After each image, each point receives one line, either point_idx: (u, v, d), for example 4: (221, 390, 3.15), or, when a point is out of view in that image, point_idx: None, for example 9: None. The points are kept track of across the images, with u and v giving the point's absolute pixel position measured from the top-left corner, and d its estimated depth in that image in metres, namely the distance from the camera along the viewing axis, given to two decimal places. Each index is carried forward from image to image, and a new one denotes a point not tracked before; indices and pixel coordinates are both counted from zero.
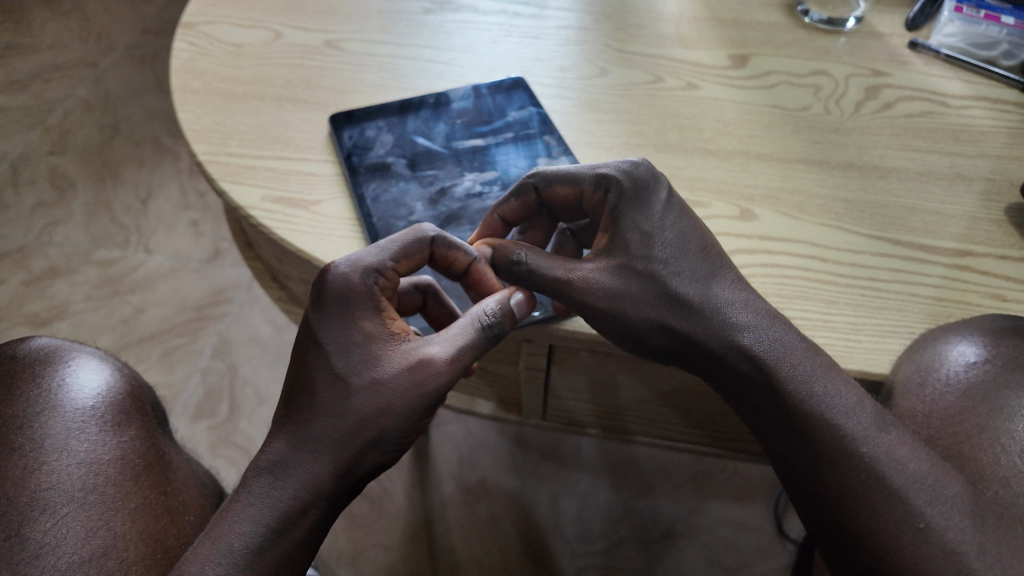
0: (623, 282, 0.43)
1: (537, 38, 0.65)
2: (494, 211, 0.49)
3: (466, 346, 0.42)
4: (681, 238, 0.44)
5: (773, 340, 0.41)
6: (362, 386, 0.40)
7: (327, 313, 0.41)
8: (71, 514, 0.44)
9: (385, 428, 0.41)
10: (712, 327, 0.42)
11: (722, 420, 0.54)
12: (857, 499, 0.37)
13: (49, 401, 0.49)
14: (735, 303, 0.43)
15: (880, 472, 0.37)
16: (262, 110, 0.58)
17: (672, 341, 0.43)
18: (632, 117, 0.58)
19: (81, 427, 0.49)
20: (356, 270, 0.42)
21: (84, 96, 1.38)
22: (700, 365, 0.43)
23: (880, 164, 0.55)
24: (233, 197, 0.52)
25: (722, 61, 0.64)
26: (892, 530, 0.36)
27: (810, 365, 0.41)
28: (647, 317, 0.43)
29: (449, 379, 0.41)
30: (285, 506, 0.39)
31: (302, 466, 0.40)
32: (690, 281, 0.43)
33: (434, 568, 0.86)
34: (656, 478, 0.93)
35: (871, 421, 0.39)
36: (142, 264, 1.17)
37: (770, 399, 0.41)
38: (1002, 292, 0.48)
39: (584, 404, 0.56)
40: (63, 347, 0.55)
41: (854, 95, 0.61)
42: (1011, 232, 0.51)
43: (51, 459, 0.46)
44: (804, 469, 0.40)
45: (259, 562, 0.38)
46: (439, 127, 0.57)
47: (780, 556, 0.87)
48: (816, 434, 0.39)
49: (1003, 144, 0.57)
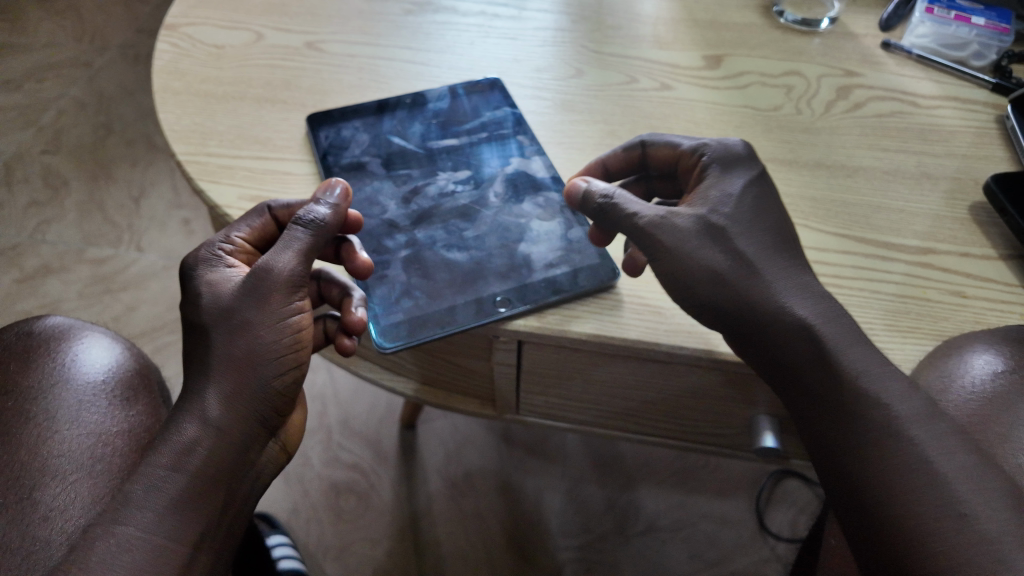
0: (693, 232, 0.43)
1: (515, 39, 0.66)
2: (600, 159, 0.52)
3: (297, 245, 0.42)
4: (757, 209, 0.44)
5: (829, 320, 0.41)
6: (214, 316, 0.41)
7: (182, 290, 0.43)
8: (79, 481, 0.46)
9: (253, 348, 0.41)
10: (770, 293, 0.41)
11: (694, 414, 0.55)
12: (897, 482, 0.37)
13: (60, 374, 0.51)
14: (795, 280, 0.42)
15: (926, 458, 0.37)
16: (242, 110, 0.59)
17: (727, 297, 0.41)
18: (605, 118, 0.59)
19: (93, 400, 0.50)
20: (198, 248, 0.45)
21: (77, 96, 1.39)
22: (744, 334, 0.42)
23: (848, 163, 0.56)
24: (210, 197, 0.53)
25: (697, 62, 0.65)
26: (932, 515, 0.35)
27: (861, 348, 0.40)
28: (715, 263, 0.42)
29: (287, 276, 0.42)
30: (185, 439, 0.39)
31: (199, 399, 0.40)
32: (758, 248, 0.43)
33: (419, 561, 0.87)
34: (639, 473, 0.95)
35: (922, 408, 0.38)
36: (134, 262, 1.18)
37: (818, 375, 0.40)
38: (962, 289, 0.48)
39: (556, 399, 0.57)
40: (79, 325, 0.56)
41: (826, 95, 0.62)
42: (974, 230, 0.52)
43: (63, 428, 0.48)
44: (839, 449, 0.39)
45: (157, 494, 0.38)
46: (414, 127, 0.58)
47: (761, 550, 0.88)
48: (862, 414, 0.38)
49: (970, 144, 0.58)
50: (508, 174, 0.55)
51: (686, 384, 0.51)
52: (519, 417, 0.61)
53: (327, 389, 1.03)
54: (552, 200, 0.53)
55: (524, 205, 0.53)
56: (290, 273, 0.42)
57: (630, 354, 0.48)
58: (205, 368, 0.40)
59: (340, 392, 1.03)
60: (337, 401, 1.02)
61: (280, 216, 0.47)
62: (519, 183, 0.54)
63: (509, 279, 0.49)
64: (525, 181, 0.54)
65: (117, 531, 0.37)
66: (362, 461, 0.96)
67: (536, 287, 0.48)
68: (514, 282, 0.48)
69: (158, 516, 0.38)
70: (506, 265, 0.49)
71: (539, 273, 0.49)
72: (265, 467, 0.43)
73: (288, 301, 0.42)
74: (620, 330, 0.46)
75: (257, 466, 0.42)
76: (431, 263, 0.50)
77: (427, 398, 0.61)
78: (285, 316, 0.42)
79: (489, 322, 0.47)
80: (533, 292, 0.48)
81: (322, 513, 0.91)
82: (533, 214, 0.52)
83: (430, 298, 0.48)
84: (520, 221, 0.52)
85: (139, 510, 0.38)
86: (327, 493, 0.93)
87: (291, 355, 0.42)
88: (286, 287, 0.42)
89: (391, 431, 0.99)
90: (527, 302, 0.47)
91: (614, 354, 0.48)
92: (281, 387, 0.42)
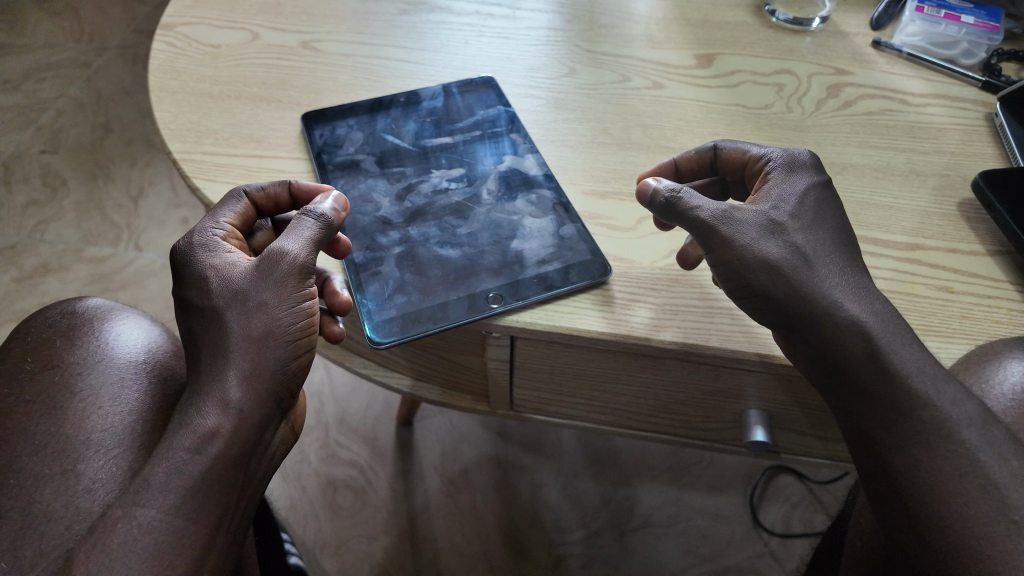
0: (754, 226, 0.43)
1: (508, 38, 0.67)
2: (673, 158, 0.53)
3: (308, 232, 0.44)
4: (818, 209, 0.45)
5: (883, 319, 0.41)
6: (223, 298, 0.42)
7: (180, 276, 0.43)
8: (121, 455, 0.45)
9: (269, 340, 0.42)
10: (827, 286, 0.42)
11: (684, 408, 0.55)
12: (948, 486, 0.38)
13: (101, 352, 0.50)
14: (848, 278, 0.42)
15: (976, 461, 0.38)
16: (237, 109, 0.59)
17: (784, 288, 0.42)
18: (597, 116, 0.60)
19: (131, 377, 0.49)
20: (189, 235, 0.45)
21: (75, 96, 1.40)
22: (795, 326, 0.42)
23: (837, 160, 0.57)
24: (206, 194, 0.53)
25: (688, 61, 0.65)
26: (979, 518, 0.37)
27: (914, 346, 0.41)
28: (776, 257, 0.42)
29: (302, 262, 0.43)
30: (207, 427, 0.40)
31: (219, 385, 0.40)
32: (817, 244, 0.43)
33: (416, 557, 0.88)
34: (635, 469, 0.95)
35: (976, 414, 0.39)
36: (132, 261, 1.19)
37: (872, 372, 0.40)
38: (950, 284, 0.49)
39: (547, 395, 0.57)
40: (118, 307, 0.55)
41: (817, 93, 0.62)
42: (962, 226, 0.52)
43: (104, 403, 0.47)
44: (886, 449, 0.40)
45: (179, 478, 0.38)
46: (408, 126, 0.59)
47: (755, 545, 0.89)
48: (914, 415, 0.39)
49: (959, 141, 0.58)
50: (501, 172, 0.55)
51: (677, 378, 0.51)
52: (511, 412, 0.62)
53: (325, 386, 1.04)
54: (545, 197, 0.54)
55: (516, 203, 0.53)
56: (304, 262, 0.43)
57: (624, 349, 0.48)
58: (222, 355, 0.41)
59: (337, 390, 1.04)
60: (335, 398, 1.03)
61: (257, 201, 0.49)
62: (512, 181, 0.55)
63: (501, 275, 0.49)
64: (519, 178, 0.55)
65: (138, 514, 0.37)
66: (360, 458, 0.97)
67: (528, 283, 0.49)
68: (505, 278, 0.49)
69: (178, 498, 0.38)
70: (499, 261, 0.50)
71: (531, 270, 0.49)
72: (276, 451, 0.44)
73: (304, 289, 0.43)
74: (611, 326, 0.47)
75: (270, 449, 0.43)
76: (424, 260, 0.50)
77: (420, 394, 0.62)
78: (300, 301, 0.43)
79: (482, 318, 0.47)
80: (525, 288, 0.48)
81: (319, 509, 0.92)
82: (525, 210, 0.53)
83: (423, 295, 0.49)
84: (512, 219, 0.52)
85: (160, 492, 0.38)
86: (324, 490, 0.93)
87: (304, 340, 0.44)
88: (300, 274, 0.43)
89: (389, 428, 0.99)
90: (520, 298, 0.48)
91: (606, 350, 0.49)
92: (295, 369, 0.43)
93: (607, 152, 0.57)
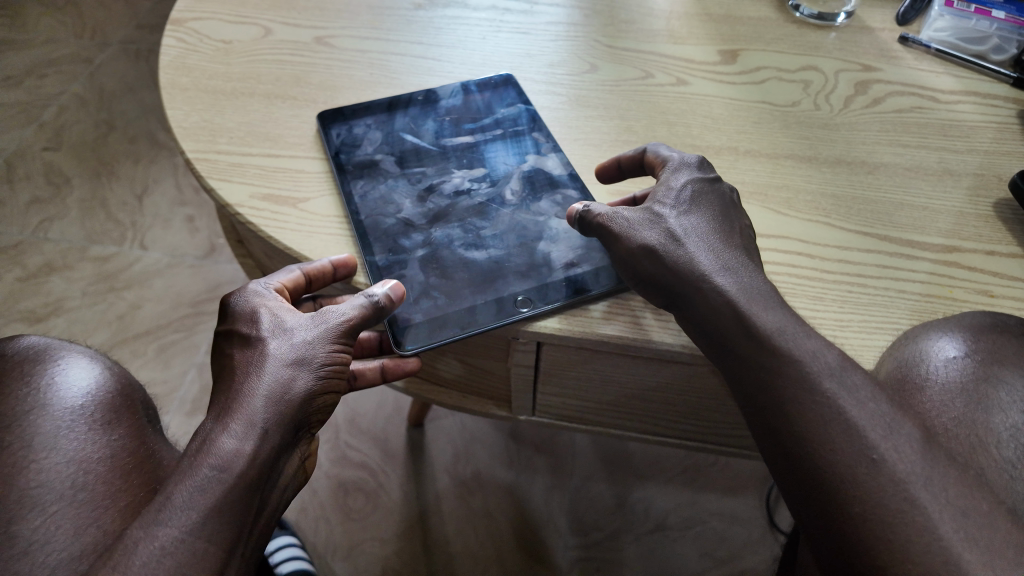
0: (632, 220, 0.44)
1: (526, 34, 0.65)
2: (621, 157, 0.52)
3: (362, 305, 0.44)
4: (700, 197, 0.45)
5: (744, 286, 0.41)
6: (266, 328, 0.42)
7: (233, 312, 0.44)
8: (61, 512, 0.42)
9: (297, 365, 0.41)
10: (701, 260, 0.42)
11: (711, 413, 0.54)
12: (819, 433, 0.37)
13: (37, 399, 0.47)
14: (721, 252, 0.42)
15: (838, 407, 0.37)
16: (251, 107, 0.58)
17: (660, 271, 0.42)
18: (621, 113, 0.59)
19: (71, 426, 0.46)
20: (252, 301, 0.44)
21: (78, 92, 1.38)
22: (679, 307, 0.42)
23: (869, 159, 0.55)
24: (221, 195, 0.52)
25: (712, 57, 0.64)
26: (840, 457, 0.36)
27: (776, 308, 0.40)
28: (649, 244, 0.43)
29: (348, 328, 0.43)
30: (232, 447, 0.38)
31: (250, 404, 0.40)
32: (694, 225, 0.44)
33: (429, 561, 0.86)
34: (649, 470, 0.94)
35: (835, 363, 0.38)
36: (138, 260, 1.18)
37: (742, 339, 0.40)
38: (989, 288, 0.47)
39: (570, 400, 0.56)
40: (53, 346, 0.52)
41: (844, 90, 0.61)
42: (999, 227, 0.51)
43: (40, 457, 0.44)
44: (771, 414, 0.39)
45: (201, 498, 0.37)
46: (427, 125, 0.57)
47: (771, 547, 0.87)
48: (779, 371, 0.38)
49: (992, 139, 0.57)
50: (525, 172, 0.54)
51: (705, 385, 0.50)
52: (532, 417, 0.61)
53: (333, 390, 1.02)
54: (570, 198, 0.52)
55: (542, 202, 0.52)
56: (348, 324, 0.43)
57: (654, 356, 0.47)
58: (256, 372, 0.40)
59: None
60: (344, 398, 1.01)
61: (313, 276, 0.47)
62: (536, 180, 0.53)
63: (530, 278, 0.48)
64: (543, 178, 0.53)
65: (159, 533, 0.37)
66: (370, 460, 0.95)
67: (557, 286, 0.47)
68: (534, 281, 0.48)
69: (201, 518, 0.37)
70: (526, 263, 0.49)
71: (558, 273, 0.48)
72: (291, 481, 0.43)
73: (343, 347, 0.43)
74: (643, 333, 0.46)
75: (283, 479, 0.42)
76: (448, 262, 0.49)
77: (443, 399, 0.60)
78: (339, 350, 0.43)
79: (510, 323, 0.46)
80: (554, 292, 0.47)
81: (331, 512, 0.91)
82: (551, 212, 0.51)
83: (449, 298, 0.47)
84: (538, 219, 0.51)
85: (182, 511, 0.37)
86: (335, 493, 0.92)
87: (334, 380, 0.43)
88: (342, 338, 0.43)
89: (399, 429, 0.98)
90: (549, 302, 0.47)
91: (637, 356, 0.48)
92: (321, 405, 0.42)
93: (632, 150, 0.56)
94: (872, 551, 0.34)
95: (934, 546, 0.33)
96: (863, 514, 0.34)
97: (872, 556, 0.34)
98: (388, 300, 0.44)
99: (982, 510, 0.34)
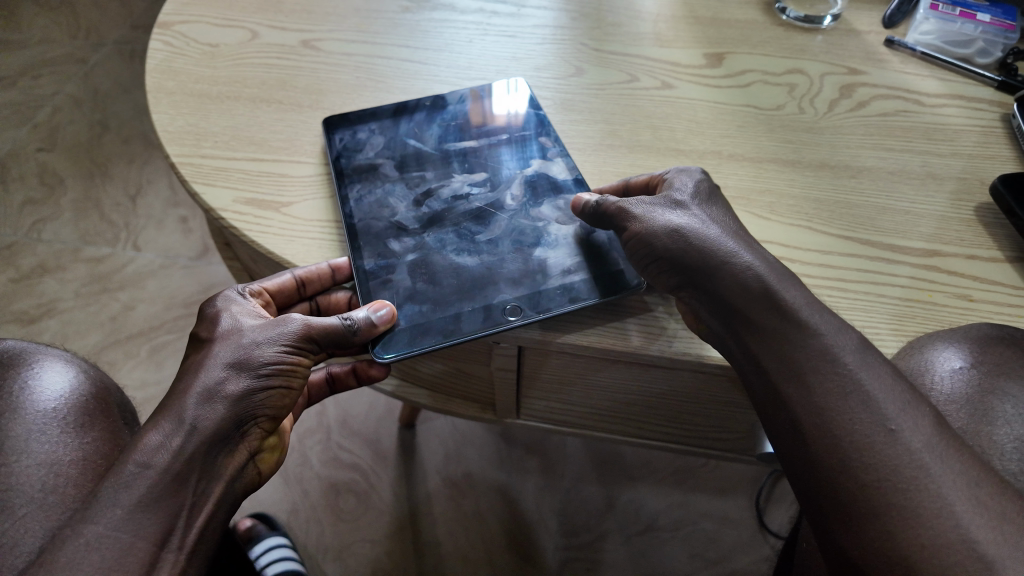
0: (654, 204, 0.45)
1: (513, 37, 0.65)
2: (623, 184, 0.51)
3: (332, 325, 0.44)
4: (713, 191, 0.47)
5: (766, 265, 0.42)
6: (222, 331, 0.43)
7: (201, 314, 0.45)
8: (31, 515, 0.42)
9: (233, 362, 0.41)
10: (726, 240, 0.42)
11: (694, 417, 0.54)
12: (832, 403, 0.37)
13: (11, 403, 0.47)
14: (740, 237, 0.43)
15: (857, 380, 0.37)
16: (236, 110, 0.58)
17: (686, 248, 0.42)
18: (606, 117, 0.59)
19: (43, 429, 0.46)
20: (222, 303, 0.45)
21: (72, 93, 1.38)
22: (697, 284, 0.42)
23: (852, 163, 0.56)
24: (205, 199, 0.52)
25: (698, 60, 0.64)
26: (856, 427, 0.36)
27: (797, 286, 0.41)
28: (675, 223, 0.43)
29: (303, 338, 0.43)
30: (156, 442, 0.39)
31: (177, 401, 0.40)
32: (712, 213, 0.45)
33: (419, 562, 0.87)
34: (639, 471, 0.94)
35: (855, 341, 0.39)
36: (131, 261, 1.18)
37: (766, 314, 0.40)
38: (969, 292, 0.48)
39: (553, 403, 0.57)
40: (29, 350, 0.52)
41: (829, 93, 0.61)
42: (981, 231, 0.51)
43: (12, 460, 0.45)
44: (783, 382, 0.39)
45: (127, 492, 0.38)
46: (432, 130, 0.57)
47: (762, 548, 0.88)
48: (799, 342, 0.39)
49: (976, 143, 0.57)
50: (527, 177, 0.54)
51: (686, 389, 0.50)
52: (516, 420, 0.61)
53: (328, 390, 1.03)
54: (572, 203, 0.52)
55: (543, 208, 0.52)
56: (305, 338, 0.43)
57: (640, 360, 0.47)
58: (195, 370, 0.41)
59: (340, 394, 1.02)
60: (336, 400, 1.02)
61: (307, 279, 0.48)
62: (538, 186, 0.53)
63: (522, 286, 0.48)
64: (546, 183, 0.53)
65: (85, 532, 0.37)
66: (362, 460, 0.96)
67: (551, 294, 0.47)
68: (526, 288, 0.47)
69: (126, 513, 0.37)
70: (519, 270, 0.48)
71: (554, 280, 0.48)
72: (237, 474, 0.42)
73: (294, 354, 0.43)
74: (621, 338, 0.46)
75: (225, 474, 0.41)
76: (437, 267, 0.49)
77: (429, 403, 0.61)
78: (287, 354, 0.43)
79: (499, 332, 0.46)
80: (547, 301, 0.47)
81: (321, 513, 0.91)
82: (552, 216, 0.51)
83: (435, 305, 0.47)
84: (537, 224, 0.51)
85: (107, 508, 0.37)
86: (326, 493, 0.93)
87: (283, 382, 0.43)
88: (293, 350, 0.43)
89: (391, 429, 0.98)
90: (541, 310, 0.46)
91: (617, 360, 0.48)
92: (266, 400, 0.42)
93: (616, 155, 0.56)
94: (884, 519, 0.34)
95: (945, 514, 0.33)
96: (877, 482, 0.35)
97: (884, 524, 0.34)
98: (363, 325, 0.44)
99: (989, 484, 0.34)
